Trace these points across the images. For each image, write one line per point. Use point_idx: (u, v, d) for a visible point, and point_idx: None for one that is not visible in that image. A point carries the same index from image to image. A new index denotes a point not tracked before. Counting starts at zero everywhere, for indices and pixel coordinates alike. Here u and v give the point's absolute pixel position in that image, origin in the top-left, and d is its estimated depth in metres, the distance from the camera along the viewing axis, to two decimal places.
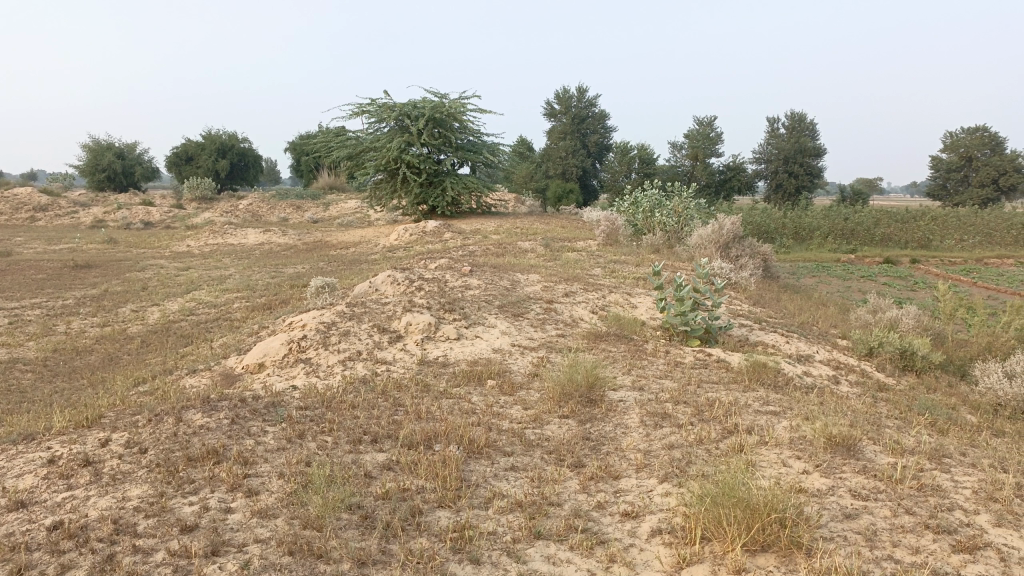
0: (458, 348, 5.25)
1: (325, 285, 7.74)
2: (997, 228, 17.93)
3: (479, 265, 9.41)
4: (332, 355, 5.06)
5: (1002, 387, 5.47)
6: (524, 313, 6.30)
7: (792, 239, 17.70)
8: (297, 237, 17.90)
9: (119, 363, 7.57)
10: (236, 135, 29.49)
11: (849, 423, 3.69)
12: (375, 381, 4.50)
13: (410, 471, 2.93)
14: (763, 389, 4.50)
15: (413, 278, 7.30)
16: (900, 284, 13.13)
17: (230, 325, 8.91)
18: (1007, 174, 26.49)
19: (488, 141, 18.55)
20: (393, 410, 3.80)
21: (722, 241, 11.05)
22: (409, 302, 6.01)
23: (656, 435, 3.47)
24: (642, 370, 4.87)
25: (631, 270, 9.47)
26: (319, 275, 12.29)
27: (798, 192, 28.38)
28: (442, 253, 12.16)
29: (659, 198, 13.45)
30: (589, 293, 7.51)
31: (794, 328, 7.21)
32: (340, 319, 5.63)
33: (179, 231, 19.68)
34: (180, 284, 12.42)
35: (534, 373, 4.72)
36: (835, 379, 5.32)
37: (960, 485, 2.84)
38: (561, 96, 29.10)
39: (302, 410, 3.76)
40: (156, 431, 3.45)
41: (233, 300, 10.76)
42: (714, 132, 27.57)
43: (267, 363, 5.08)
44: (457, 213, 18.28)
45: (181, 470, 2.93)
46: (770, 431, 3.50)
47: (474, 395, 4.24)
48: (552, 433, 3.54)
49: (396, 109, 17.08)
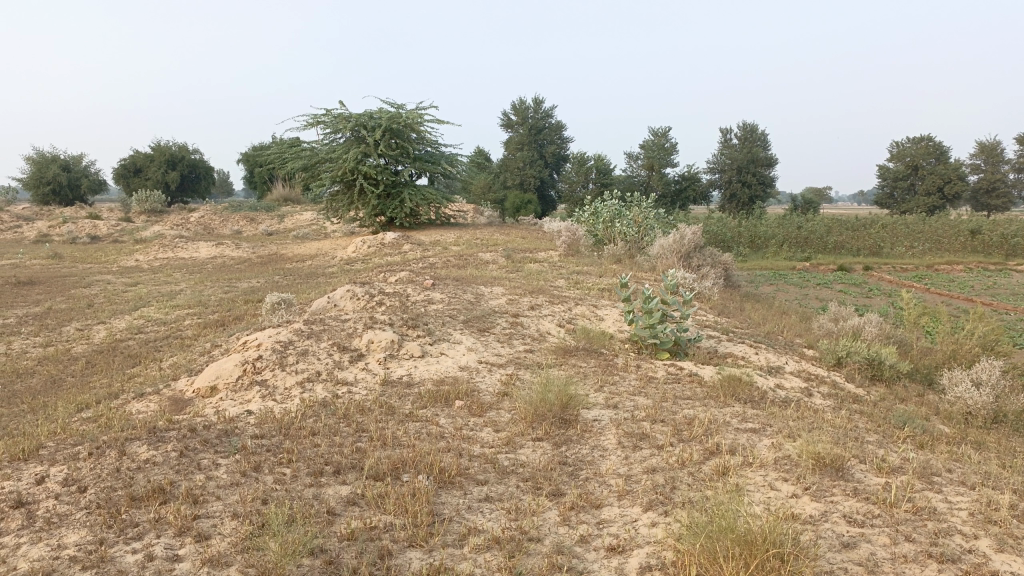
0: (423, 366, 5.04)
1: (282, 300, 7.45)
2: (945, 235, 18.32)
3: (440, 278, 9.19)
4: (289, 376, 4.79)
5: (971, 396, 5.45)
6: (489, 328, 6.11)
7: (748, 248, 17.84)
8: (251, 251, 17.45)
9: (63, 386, 7.17)
10: (187, 146, 28.79)
11: (832, 440, 3.57)
12: (336, 404, 4.25)
13: (377, 506, 2.71)
14: (739, 405, 4.37)
15: (373, 292, 7.06)
16: (856, 292, 13.27)
17: (181, 343, 8.53)
18: (952, 183, 27.24)
19: (446, 151, 18.36)
20: (355, 437, 3.57)
21: (683, 251, 11.02)
22: (370, 319, 5.77)
23: (636, 458, 3.30)
24: (615, 386, 4.71)
25: (594, 281, 9.34)
26: (275, 289, 11.92)
27: (752, 201, 28.78)
28: (402, 266, 11.91)
29: (619, 208, 13.38)
30: (554, 305, 7.36)
31: (761, 339, 7.14)
32: (297, 338, 5.36)
33: (128, 245, 19.03)
34: (129, 300, 11.94)
35: (503, 393, 4.52)
36: (808, 391, 5.23)
37: (955, 507, 2.73)
38: (518, 107, 29.14)
39: (258, 438, 3.52)
40: (96, 466, 3.16)
41: (184, 316, 10.35)
42: (669, 142, 27.81)
43: (220, 386, 4.80)
44: (416, 225, 18.03)
45: (123, 512, 2.67)
46: (753, 450, 3.35)
47: (442, 417, 4.03)
48: (526, 458, 3.35)
49: (352, 119, 16.81)
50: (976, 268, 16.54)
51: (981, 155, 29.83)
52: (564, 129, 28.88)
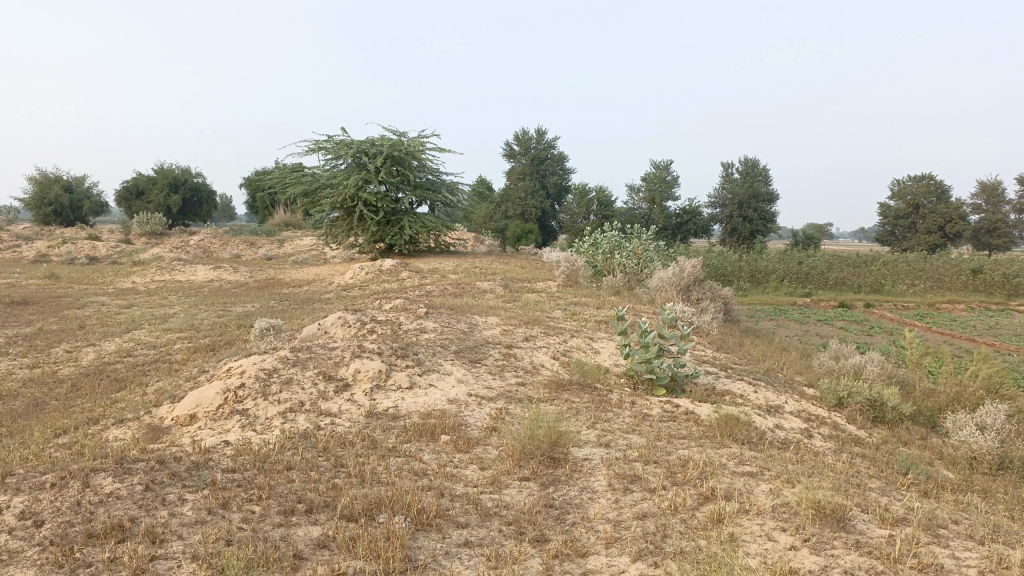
0: (410, 398, 4.87)
1: (271, 327, 7.30)
2: (947, 274, 18.21)
3: (434, 306, 9.06)
4: (271, 406, 4.63)
5: (975, 441, 5.28)
6: (481, 360, 5.95)
7: (748, 282, 17.73)
8: (248, 275, 17.34)
9: (45, 409, 6.99)
10: (190, 169, 28.84)
11: (833, 488, 3.41)
12: (317, 436, 4.09)
13: (348, 550, 2.55)
14: (736, 446, 4.21)
15: (365, 320, 6.91)
16: (857, 329, 13.13)
17: (169, 368, 8.37)
18: (953, 222, 27.21)
19: (447, 180, 18.33)
20: (333, 472, 3.41)
21: (682, 284, 10.90)
22: (359, 348, 5.62)
23: (627, 502, 3.14)
24: (608, 423, 4.54)
25: (592, 313, 9.21)
26: (269, 314, 11.79)
27: (753, 236, 28.75)
28: (399, 293, 11.77)
29: (618, 239, 13.29)
30: (549, 337, 7.21)
31: (760, 376, 6.98)
32: (282, 366, 5.21)
33: (125, 267, 18.93)
34: (122, 322, 11.81)
35: (491, 428, 4.36)
36: (807, 432, 5.06)
37: (963, 564, 2.57)
38: (521, 138, 29.24)
39: (231, 471, 3.36)
40: (57, 498, 3.00)
41: (175, 340, 10.21)
42: (671, 175, 27.85)
43: (199, 415, 4.64)
44: (415, 252, 17.94)
45: (77, 550, 2.50)
46: (749, 497, 3.19)
47: (426, 453, 3.87)
48: (511, 499, 3.18)
49: (353, 146, 16.79)
50: (978, 307, 16.40)
51: (982, 195, 29.83)
52: (565, 160, 28.96)
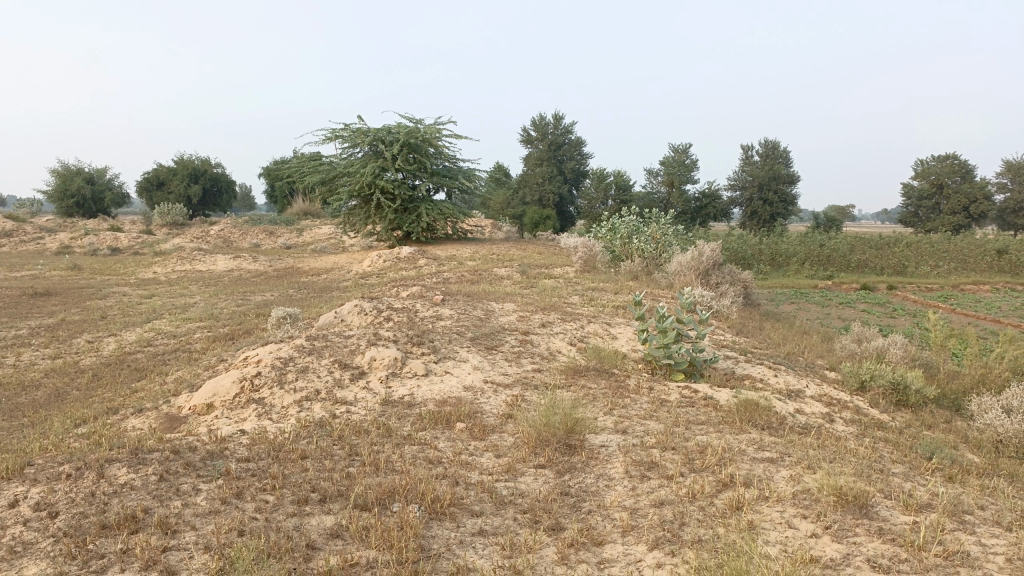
0: (426, 386, 4.85)
1: (287, 315, 7.31)
2: (971, 255, 17.90)
3: (451, 293, 9.03)
4: (287, 394, 4.63)
5: (1001, 423, 5.17)
6: (497, 346, 5.91)
7: (768, 265, 17.56)
8: (267, 264, 17.42)
9: (67, 399, 7.06)
10: (209, 160, 28.97)
11: (855, 473, 3.34)
12: (332, 425, 4.08)
13: (361, 540, 2.54)
14: (756, 431, 4.15)
15: (381, 308, 6.90)
16: (879, 311, 12.95)
17: (188, 357, 8.41)
18: (978, 202, 26.75)
19: (464, 166, 18.26)
20: (348, 461, 3.39)
21: (701, 268, 10.79)
22: (374, 335, 5.60)
23: (644, 489, 3.09)
24: (625, 409, 4.49)
25: (609, 298, 9.14)
26: (288, 303, 11.82)
27: (773, 219, 28.46)
28: (416, 280, 11.75)
29: (637, 224, 13.18)
30: (566, 323, 7.15)
31: (781, 360, 6.88)
32: (298, 354, 5.20)
33: (146, 257, 19.07)
34: (143, 312, 11.90)
35: (507, 415, 4.32)
36: (829, 417, 4.98)
37: (991, 552, 2.49)
38: (538, 123, 29.09)
39: (245, 461, 3.35)
40: (73, 489, 3.01)
41: (195, 329, 10.26)
42: (689, 159, 27.60)
43: (216, 404, 4.65)
44: (433, 240, 17.92)
45: (91, 540, 2.51)
46: (769, 483, 3.13)
47: (441, 440, 3.84)
48: (526, 487, 3.15)
49: (370, 134, 16.76)
50: (1004, 288, 16.13)
51: (1008, 174, 29.28)
52: (583, 145, 28.79)
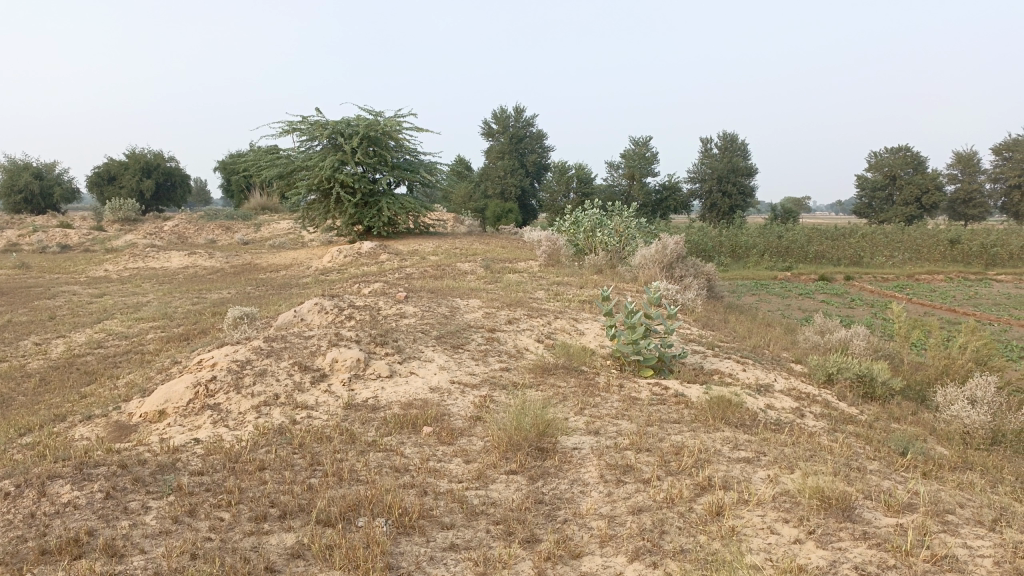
0: (390, 388, 4.68)
1: (244, 315, 7.06)
2: (924, 244, 18.22)
3: (414, 289, 8.84)
4: (244, 399, 4.43)
5: (967, 415, 5.19)
6: (463, 345, 5.76)
7: (729, 257, 17.70)
8: (224, 260, 17.00)
9: (11, 405, 6.73)
10: (162, 154, 28.19)
11: (834, 473, 3.27)
12: (292, 431, 3.90)
13: (324, 560, 2.38)
14: (730, 429, 4.07)
15: (343, 305, 6.69)
16: (838, 302, 13.09)
17: (141, 360, 8.09)
18: (929, 193, 27.32)
19: (425, 159, 18.02)
20: (309, 471, 3.22)
21: (665, 261, 10.76)
22: (335, 336, 5.41)
23: (620, 494, 2.98)
24: (596, 409, 4.38)
25: (575, 293, 9.04)
26: (245, 301, 11.51)
27: (732, 211, 28.72)
28: (378, 276, 11.53)
29: (599, 217, 13.12)
30: (533, 319, 7.03)
31: (748, 354, 6.85)
32: (255, 356, 4.98)
33: (98, 255, 18.48)
34: (93, 312, 11.46)
35: (475, 417, 4.18)
36: (799, 412, 4.94)
37: (979, 555, 2.43)
38: (499, 116, 28.93)
39: (198, 474, 3.16)
40: (10, 509, 2.79)
41: (148, 330, 9.90)
42: (650, 152, 27.68)
43: (169, 411, 4.43)
44: (395, 234, 17.67)
45: (29, 570, 2.31)
46: (748, 485, 3.04)
47: (408, 446, 3.69)
48: (499, 495, 3.02)
49: (329, 127, 16.41)
50: (956, 278, 16.46)
51: (958, 165, 29.90)
52: (544, 138, 28.78)
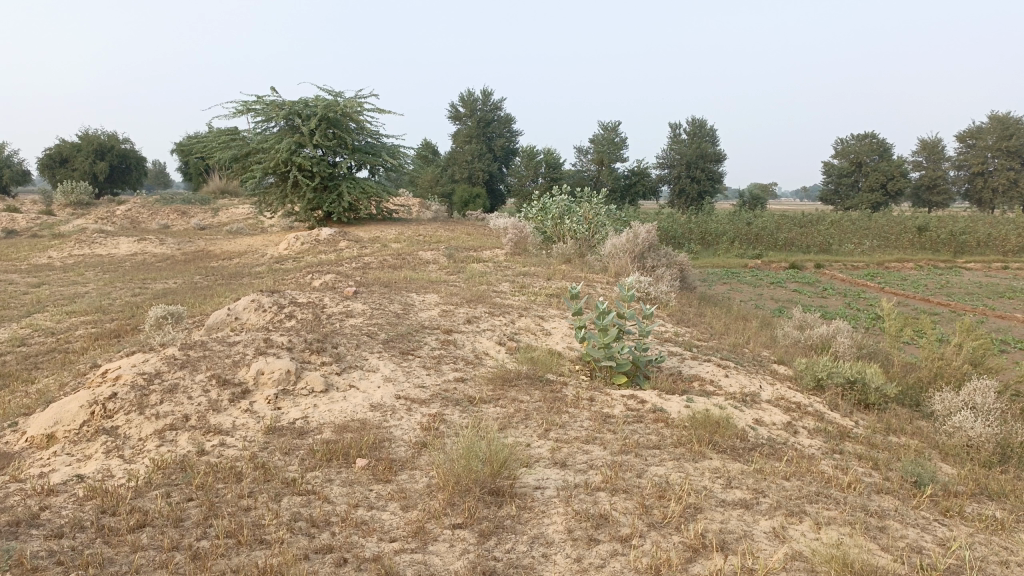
0: (324, 406, 4.01)
1: (171, 314, 6.30)
2: (892, 232, 17.91)
3: (367, 282, 8.12)
4: (147, 423, 3.73)
5: (971, 427, 4.65)
6: (414, 351, 5.09)
7: (699, 244, 17.18)
8: (175, 247, 16.04)
9: None
10: (117, 136, 26.82)
11: (848, 524, 2.69)
12: (199, 465, 3.22)
13: None
14: (719, 458, 3.47)
15: (283, 303, 5.97)
16: (810, 291, 12.65)
17: (62, 362, 7.25)
18: (895, 179, 27.14)
19: (388, 143, 17.20)
20: (200, 531, 2.56)
21: (636, 251, 10.14)
22: (264, 343, 4.69)
23: (592, 561, 2.37)
24: (563, 431, 3.76)
25: (541, 287, 8.37)
26: (190, 292, 10.68)
27: (700, 197, 28.31)
28: (334, 266, 10.78)
29: (568, 203, 12.46)
30: (494, 318, 6.36)
31: (728, 355, 6.28)
32: (167, 368, 4.26)
33: (42, 241, 17.38)
34: (25, 304, 10.54)
35: (420, 444, 3.53)
36: (792, 428, 4.36)
37: None
38: (465, 99, 28.03)
39: (54, 538, 2.48)
40: None
41: (78, 326, 9.03)
42: (619, 137, 27.11)
43: (58, 435, 3.72)
44: (356, 221, 16.83)
45: None
46: (751, 548, 2.43)
47: (335, 487, 3.03)
48: (439, 564, 2.37)
49: (285, 108, 15.47)
50: (927, 265, 16.15)
51: (923, 152, 29.80)
52: (512, 122, 27.98)
